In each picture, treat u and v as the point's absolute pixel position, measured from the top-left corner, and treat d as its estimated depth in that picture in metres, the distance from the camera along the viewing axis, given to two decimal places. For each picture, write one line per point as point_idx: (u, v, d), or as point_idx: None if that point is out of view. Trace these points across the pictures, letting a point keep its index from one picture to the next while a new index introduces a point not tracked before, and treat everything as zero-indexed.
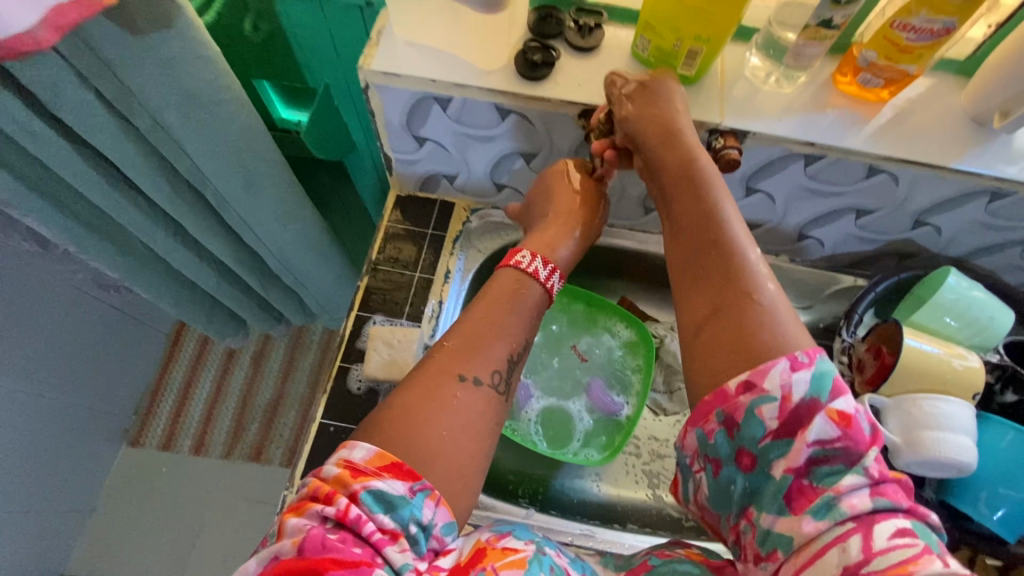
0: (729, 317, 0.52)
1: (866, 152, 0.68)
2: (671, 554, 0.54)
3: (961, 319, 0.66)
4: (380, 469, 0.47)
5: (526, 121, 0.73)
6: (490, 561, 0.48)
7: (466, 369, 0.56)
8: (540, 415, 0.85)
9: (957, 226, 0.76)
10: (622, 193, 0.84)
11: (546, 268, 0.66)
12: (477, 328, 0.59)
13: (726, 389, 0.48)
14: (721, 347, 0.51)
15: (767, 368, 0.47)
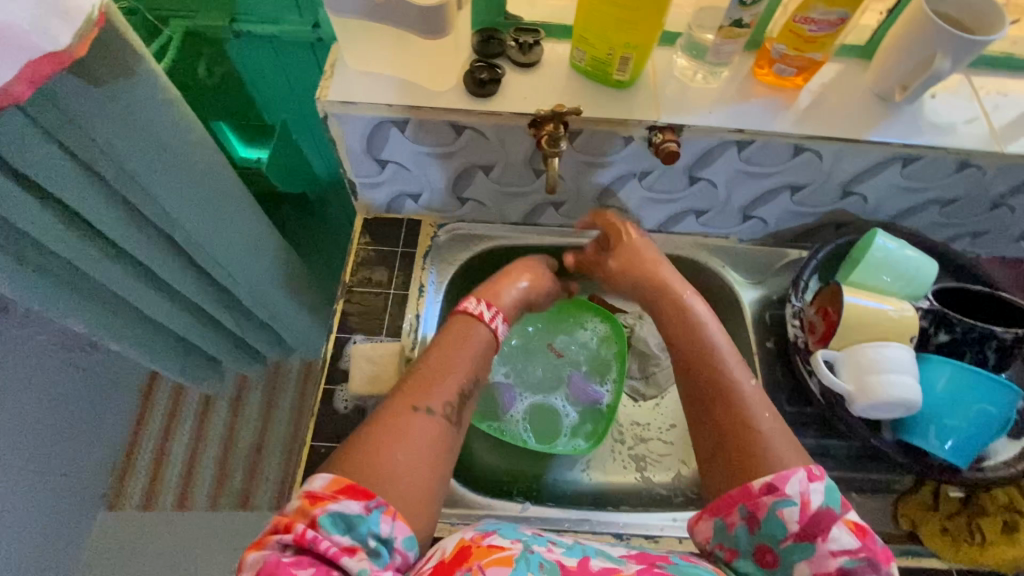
0: (743, 433, 0.62)
1: (789, 134, 0.75)
2: (696, 562, 0.58)
3: (892, 273, 0.73)
4: (336, 493, 0.55)
5: (481, 135, 0.77)
6: (475, 560, 0.53)
7: (421, 403, 0.64)
8: (527, 414, 0.89)
9: (880, 193, 0.84)
10: (579, 195, 0.89)
11: (491, 311, 0.74)
12: (432, 368, 0.68)
13: (751, 489, 0.57)
14: (737, 472, 0.59)
15: (791, 475, 0.57)
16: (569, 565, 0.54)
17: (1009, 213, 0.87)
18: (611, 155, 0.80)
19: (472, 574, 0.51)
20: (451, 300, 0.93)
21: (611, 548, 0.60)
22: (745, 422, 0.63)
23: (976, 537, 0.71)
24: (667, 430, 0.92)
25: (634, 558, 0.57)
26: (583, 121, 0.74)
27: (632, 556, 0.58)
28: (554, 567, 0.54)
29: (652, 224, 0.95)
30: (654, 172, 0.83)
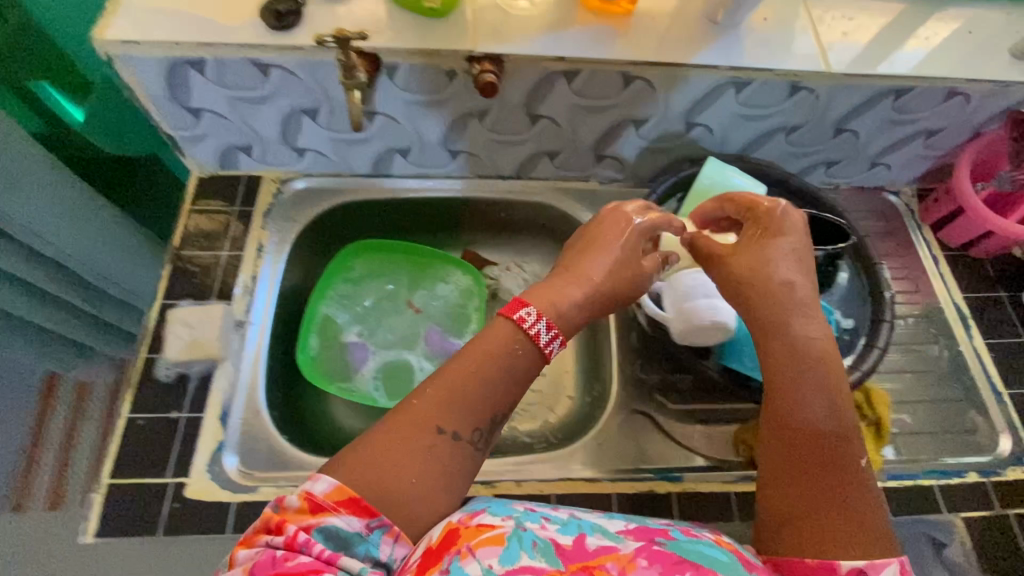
0: (808, 507, 0.53)
1: (615, 60, 0.72)
2: (698, 536, 0.53)
3: (716, 200, 0.75)
4: (337, 504, 0.48)
5: (291, 75, 0.71)
6: (463, 542, 0.47)
7: (445, 423, 0.53)
8: (380, 371, 0.84)
9: (724, 123, 0.82)
10: (422, 140, 0.84)
11: (549, 332, 0.59)
12: (454, 385, 0.55)
13: (836, 565, 0.50)
14: (808, 537, 0.52)
15: (884, 563, 0.50)
16: (565, 544, 0.49)
17: (856, 138, 0.86)
18: (439, 93, 0.75)
19: (460, 558, 0.46)
20: (300, 260, 0.88)
21: (606, 519, 0.54)
22: (824, 476, 0.53)
23: None
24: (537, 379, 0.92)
25: (634, 533, 0.52)
26: (394, 53, 0.69)
27: (632, 531, 0.52)
28: (548, 546, 0.48)
29: (509, 170, 0.91)
30: (491, 110, 0.78)
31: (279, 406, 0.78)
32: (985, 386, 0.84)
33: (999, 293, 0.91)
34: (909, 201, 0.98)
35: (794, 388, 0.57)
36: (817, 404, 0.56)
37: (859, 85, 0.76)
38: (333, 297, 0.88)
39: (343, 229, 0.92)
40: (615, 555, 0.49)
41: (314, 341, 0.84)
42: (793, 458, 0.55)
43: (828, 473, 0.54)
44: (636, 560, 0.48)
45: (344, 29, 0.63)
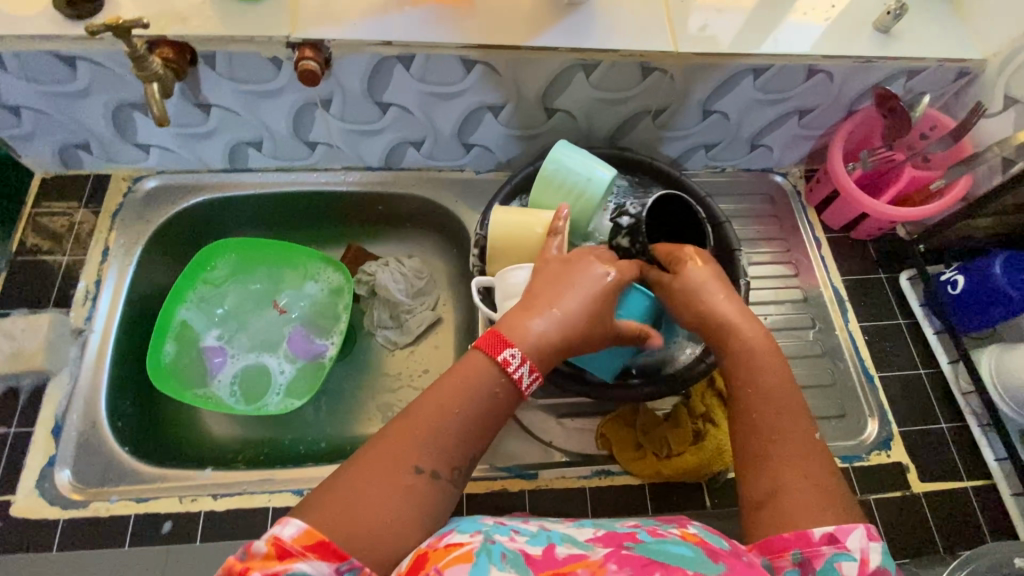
0: (807, 464, 0.51)
1: (446, 43, 0.69)
2: (665, 535, 0.48)
3: (563, 187, 0.73)
4: (306, 549, 0.43)
5: (102, 68, 0.68)
6: (432, 564, 0.43)
7: (423, 460, 0.51)
8: (238, 376, 0.82)
9: (584, 108, 0.79)
10: (272, 133, 0.80)
11: (531, 374, 0.56)
12: (426, 419, 0.53)
13: (807, 534, 0.46)
14: (806, 499, 0.49)
15: (849, 526, 0.47)
16: (534, 554, 0.44)
17: (726, 120, 0.84)
18: (269, 83, 0.71)
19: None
20: (155, 262, 0.84)
21: (576, 528, 0.50)
22: (767, 461, 0.52)
23: (663, 450, 0.72)
24: (417, 377, 0.89)
25: (602, 540, 0.47)
26: (206, 41, 0.66)
27: (599, 539, 0.47)
28: (519, 557, 0.43)
29: (376, 161, 0.87)
30: (334, 100, 0.75)
31: (126, 416, 0.75)
32: (857, 370, 0.82)
33: (878, 274, 0.88)
34: (796, 182, 0.95)
35: (739, 373, 0.57)
36: (760, 378, 0.56)
37: (711, 64, 0.74)
38: (192, 300, 0.85)
39: (206, 229, 0.89)
40: (587, 561, 0.44)
41: (170, 347, 0.81)
42: (769, 426, 0.54)
43: (803, 433, 0.53)
44: (607, 564, 0.43)
45: (116, 21, 0.56)
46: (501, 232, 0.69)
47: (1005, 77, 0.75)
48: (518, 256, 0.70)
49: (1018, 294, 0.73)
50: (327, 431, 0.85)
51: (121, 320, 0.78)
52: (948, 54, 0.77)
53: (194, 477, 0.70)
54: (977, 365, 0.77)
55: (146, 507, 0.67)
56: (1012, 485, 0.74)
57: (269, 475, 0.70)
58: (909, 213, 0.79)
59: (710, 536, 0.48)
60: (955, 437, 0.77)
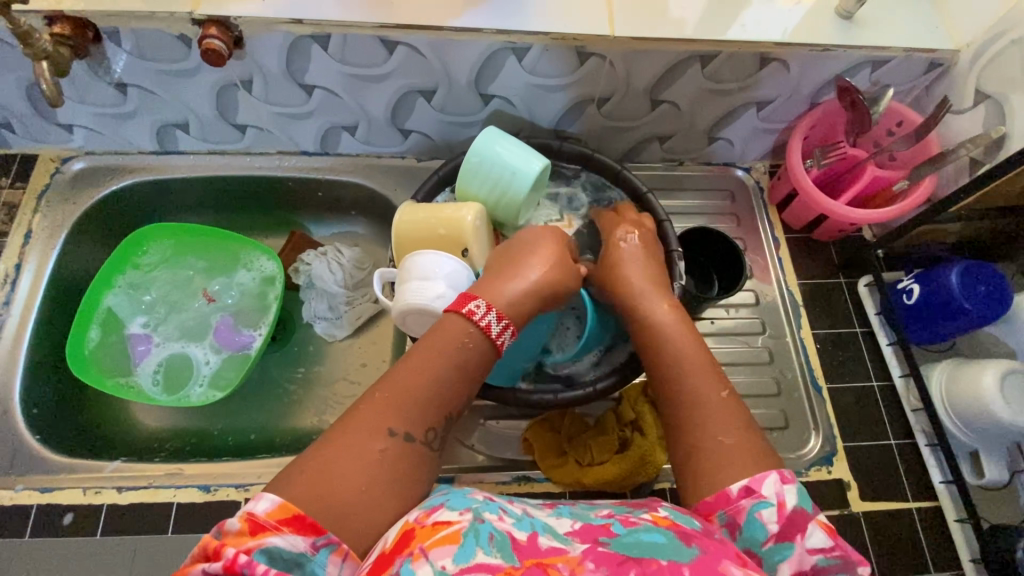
0: (718, 424, 0.51)
1: (362, 22, 0.64)
2: (636, 522, 0.44)
3: (487, 180, 0.69)
4: (281, 523, 0.41)
5: (3, 44, 0.65)
6: (417, 543, 0.40)
7: (396, 423, 0.48)
8: (162, 365, 0.80)
9: (521, 94, 0.74)
10: (196, 115, 0.77)
11: (500, 322, 0.54)
12: (405, 386, 0.50)
13: (726, 491, 0.47)
14: (717, 456, 0.49)
15: (762, 475, 0.47)
16: (520, 538, 0.41)
17: (677, 110, 0.78)
18: (182, 63, 0.68)
19: (414, 561, 0.39)
20: (84, 244, 0.82)
21: (556, 519, 0.46)
22: (691, 432, 0.52)
23: (585, 458, 0.69)
24: (354, 370, 0.86)
25: (580, 535, 0.43)
26: (105, 16, 0.63)
27: (577, 533, 0.44)
28: (505, 540, 0.41)
29: (311, 145, 0.83)
30: (254, 81, 0.71)
31: (43, 402, 0.74)
32: (806, 381, 0.77)
33: (839, 279, 0.82)
34: (759, 178, 0.89)
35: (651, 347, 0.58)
36: (678, 346, 0.57)
37: (652, 50, 0.69)
38: (121, 286, 0.83)
39: (138, 211, 0.87)
40: (567, 556, 0.40)
41: (95, 333, 0.80)
42: (684, 396, 0.54)
43: (719, 391, 0.53)
44: (586, 561, 0.39)
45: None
46: (411, 225, 0.66)
47: (977, 69, 0.69)
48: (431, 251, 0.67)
49: (973, 307, 0.68)
50: (259, 423, 0.82)
51: (41, 304, 0.77)
52: (917, 43, 0.71)
53: (103, 470, 0.69)
54: (927, 380, 0.73)
55: (50, 499, 0.66)
56: (956, 510, 0.69)
57: (178, 469, 0.69)
58: (873, 215, 0.73)
59: (680, 517, 0.45)
60: (902, 455, 0.73)
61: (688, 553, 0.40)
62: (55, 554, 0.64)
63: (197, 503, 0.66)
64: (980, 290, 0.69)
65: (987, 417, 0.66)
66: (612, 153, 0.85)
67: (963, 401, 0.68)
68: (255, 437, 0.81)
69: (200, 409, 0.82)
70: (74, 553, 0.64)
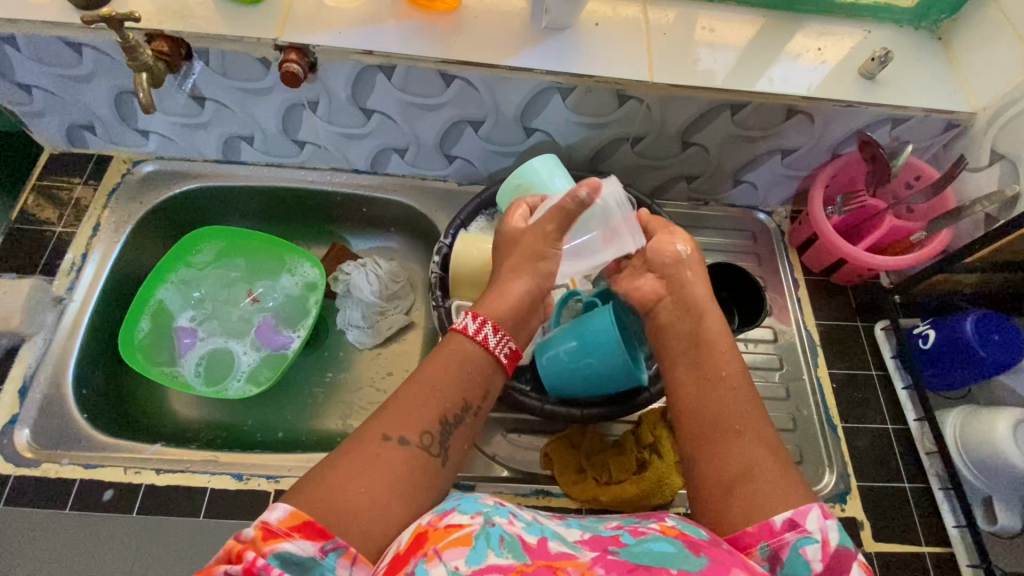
0: (758, 440, 0.52)
1: (426, 56, 0.71)
2: (644, 532, 0.46)
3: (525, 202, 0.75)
4: (291, 529, 0.42)
5: (103, 56, 0.74)
6: (430, 544, 0.42)
7: (392, 429, 0.51)
8: (204, 357, 0.85)
9: (562, 129, 0.80)
10: (263, 129, 0.84)
11: (495, 333, 0.59)
12: (402, 394, 0.53)
13: (770, 523, 0.47)
14: (759, 478, 0.49)
15: (806, 508, 0.47)
16: (530, 541, 0.44)
17: (706, 153, 0.84)
18: (258, 82, 0.76)
19: (428, 561, 0.40)
20: (143, 241, 0.89)
21: (565, 527, 0.49)
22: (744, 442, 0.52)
23: (604, 476, 0.71)
24: (380, 378, 0.89)
25: (589, 544, 0.46)
26: (199, 38, 0.71)
27: (587, 541, 0.46)
28: (516, 542, 0.43)
29: (362, 164, 0.90)
30: (321, 101, 0.78)
31: (91, 384, 0.78)
32: (821, 418, 0.79)
33: (855, 322, 0.85)
34: (780, 222, 0.93)
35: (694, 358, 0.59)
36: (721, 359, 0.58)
37: (687, 96, 0.75)
38: (173, 282, 0.89)
39: (196, 213, 0.93)
40: (577, 561, 0.43)
41: (145, 324, 0.85)
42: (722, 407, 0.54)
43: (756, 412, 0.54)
44: (594, 568, 0.42)
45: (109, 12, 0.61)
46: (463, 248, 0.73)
47: (992, 132, 0.74)
48: None
49: (987, 354, 0.70)
50: (286, 421, 0.85)
51: (101, 293, 0.82)
52: (936, 105, 0.76)
53: (142, 452, 0.72)
54: (941, 426, 0.74)
55: (91, 474, 0.70)
56: (969, 555, 0.70)
57: (214, 456, 0.73)
58: (889, 262, 0.76)
59: (688, 526, 0.47)
60: (915, 498, 0.74)
61: (696, 561, 0.42)
62: (91, 530, 0.67)
63: (229, 490, 0.70)
64: (995, 339, 0.71)
65: (1002, 464, 0.67)
66: (640, 188, 0.90)
67: (976, 447, 0.69)
68: (284, 434, 0.83)
69: (233, 405, 0.86)
70: (110, 528, 0.67)
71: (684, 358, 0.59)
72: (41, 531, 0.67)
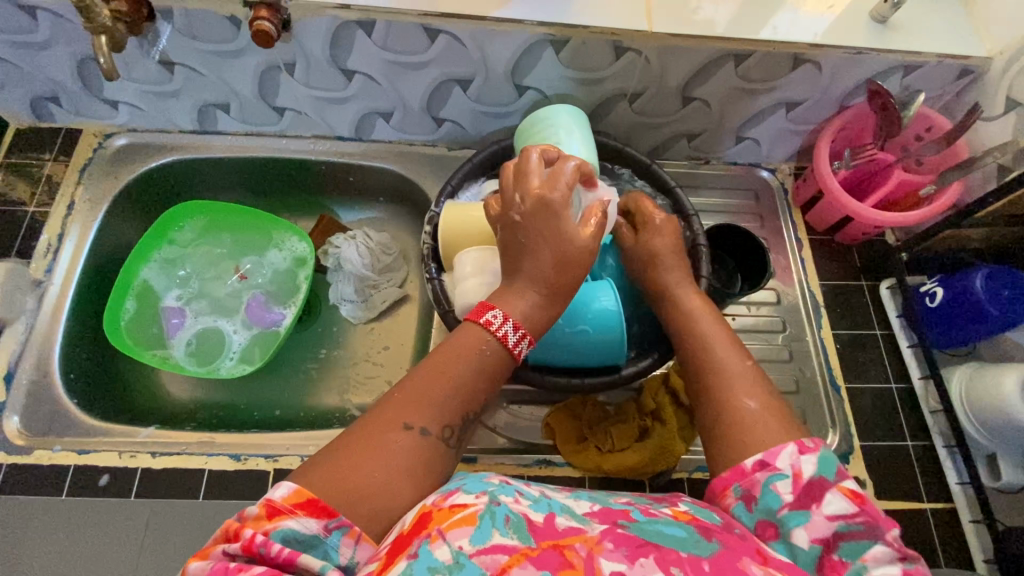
0: (736, 392, 0.52)
1: (407, 9, 0.66)
2: (657, 514, 0.45)
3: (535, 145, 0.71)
4: (295, 507, 0.41)
5: (60, 19, 0.68)
6: (434, 525, 0.40)
7: (414, 418, 0.49)
8: (194, 337, 0.83)
9: (556, 86, 0.76)
10: (239, 96, 0.79)
11: (517, 333, 0.53)
12: (422, 386, 0.51)
13: (740, 465, 0.47)
14: (736, 424, 0.50)
15: (778, 447, 0.47)
16: (536, 520, 0.41)
17: (707, 108, 0.80)
18: (229, 43, 0.71)
19: (431, 542, 0.39)
20: (122, 219, 0.85)
21: (573, 499, 0.47)
22: (726, 396, 0.52)
23: (605, 444, 0.70)
24: (376, 353, 0.87)
25: (598, 515, 0.44)
26: None
27: (596, 513, 0.44)
28: (521, 521, 0.41)
29: (346, 131, 0.85)
30: (298, 63, 0.73)
31: (79, 368, 0.76)
32: (824, 379, 0.78)
33: (860, 281, 0.83)
34: (784, 179, 0.90)
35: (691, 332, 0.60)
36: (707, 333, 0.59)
37: (688, 46, 0.70)
38: (157, 261, 0.86)
39: (175, 188, 0.89)
40: (586, 535, 0.41)
41: (130, 304, 0.83)
42: (708, 370, 0.55)
43: (735, 371, 0.54)
44: (604, 541, 0.40)
45: None
46: (457, 219, 0.71)
47: (1008, 78, 0.71)
48: (467, 239, 0.71)
49: (997, 312, 0.69)
50: (283, 399, 0.84)
51: (81, 274, 0.79)
52: (951, 50, 0.72)
53: (135, 435, 0.71)
54: (947, 384, 0.74)
55: (86, 460, 0.68)
56: (971, 512, 0.70)
57: (209, 438, 0.71)
58: (895, 219, 0.73)
59: (702, 511, 0.45)
60: (917, 456, 0.74)
61: (709, 546, 0.40)
62: (88, 514, 0.66)
63: (228, 470, 0.69)
64: (1004, 295, 0.69)
65: (1006, 420, 0.66)
66: (639, 149, 0.87)
67: (982, 403, 0.69)
68: (281, 413, 0.82)
69: (227, 384, 0.84)
70: (108, 512, 0.66)
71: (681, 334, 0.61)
72: (38, 519, 0.66)
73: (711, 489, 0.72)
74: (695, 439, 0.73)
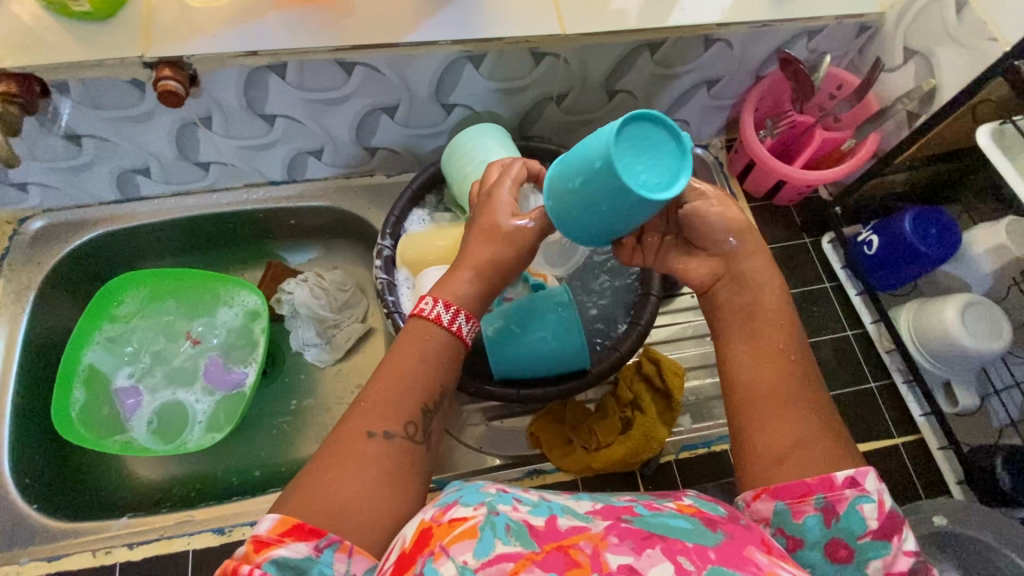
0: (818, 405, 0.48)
1: (318, 46, 0.65)
2: (661, 509, 0.45)
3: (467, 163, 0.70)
4: (282, 535, 0.41)
5: None
6: (436, 542, 0.39)
7: (376, 423, 0.48)
8: (155, 414, 0.79)
9: (482, 98, 0.76)
10: (157, 157, 0.76)
11: (448, 309, 0.54)
12: (387, 379, 0.51)
13: (830, 479, 0.44)
14: (822, 439, 0.46)
15: (867, 469, 0.45)
16: (537, 524, 0.41)
17: (633, 98, 0.81)
18: (134, 107, 0.67)
19: (436, 559, 0.38)
20: (55, 304, 0.80)
21: (574, 499, 0.46)
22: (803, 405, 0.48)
23: (592, 443, 0.70)
24: (347, 397, 0.85)
25: (601, 513, 0.43)
26: (53, 69, 0.62)
27: (599, 510, 0.44)
28: (523, 528, 0.40)
29: (278, 175, 0.83)
30: (214, 115, 0.70)
31: (36, 471, 0.72)
32: None
33: (804, 240, 0.87)
34: (717, 153, 0.93)
35: (759, 321, 0.51)
36: (779, 324, 0.51)
37: (603, 43, 0.71)
38: (100, 342, 0.81)
39: (106, 264, 0.85)
40: (589, 533, 0.40)
41: (79, 394, 0.78)
42: (786, 370, 0.49)
43: (810, 376, 0.50)
44: (609, 535, 0.40)
45: None
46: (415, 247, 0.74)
47: (902, 30, 0.75)
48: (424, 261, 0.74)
49: (927, 250, 0.73)
50: (262, 458, 0.81)
51: (18, 371, 0.74)
52: (847, 10, 0.75)
53: (108, 528, 0.68)
54: (897, 325, 0.77)
55: (60, 565, 0.66)
56: (938, 439, 0.74)
57: (187, 516, 0.68)
58: (823, 176, 0.77)
59: (706, 505, 0.46)
60: (883, 395, 0.78)
61: (713, 537, 0.41)
62: None
63: (214, 546, 0.66)
64: (932, 233, 0.73)
65: (957, 351, 0.70)
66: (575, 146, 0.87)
67: (930, 336, 0.73)
68: (262, 473, 0.80)
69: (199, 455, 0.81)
70: None
71: (746, 319, 0.52)
72: None
73: (698, 469, 0.74)
74: (676, 420, 0.74)
